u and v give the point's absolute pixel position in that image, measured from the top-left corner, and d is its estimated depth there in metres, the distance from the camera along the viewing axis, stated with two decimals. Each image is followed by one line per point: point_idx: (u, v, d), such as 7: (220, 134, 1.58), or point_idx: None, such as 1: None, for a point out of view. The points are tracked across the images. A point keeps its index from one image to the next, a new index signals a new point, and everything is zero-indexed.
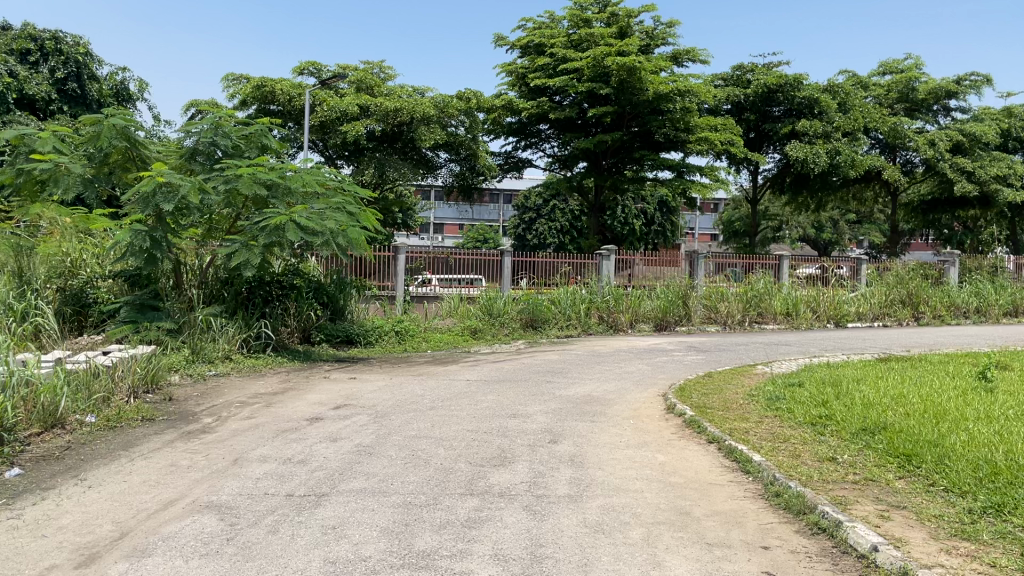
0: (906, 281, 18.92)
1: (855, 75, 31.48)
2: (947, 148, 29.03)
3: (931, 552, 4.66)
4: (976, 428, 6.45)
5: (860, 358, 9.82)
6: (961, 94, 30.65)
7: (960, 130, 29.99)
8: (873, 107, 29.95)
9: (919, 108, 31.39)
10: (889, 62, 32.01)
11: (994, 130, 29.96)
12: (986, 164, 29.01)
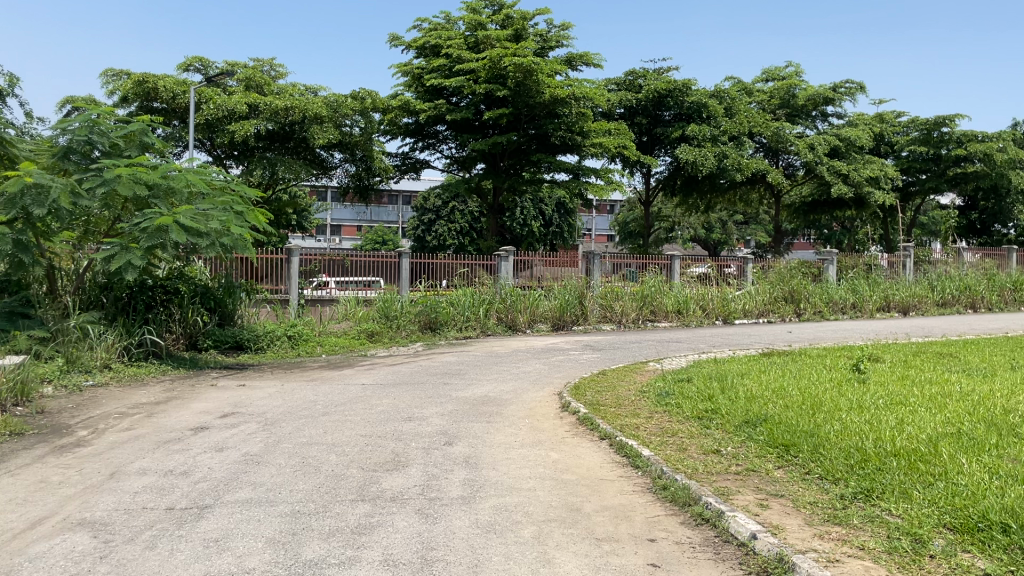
0: (787, 279, 19.84)
1: (740, 82, 32.84)
2: (825, 152, 30.57)
3: (805, 537, 4.90)
4: (849, 417, 6.80)
5: (745, 353, 10.22)
6: (837, 101, 32.38)
7: (837, 135, 31.68)
8: (757, 113, 31.23)
9: (799, 114, 32.92)
10: (771, 69, 33.48)
11: (866, 134, 31.86)
12: (861, 167, 31.02)
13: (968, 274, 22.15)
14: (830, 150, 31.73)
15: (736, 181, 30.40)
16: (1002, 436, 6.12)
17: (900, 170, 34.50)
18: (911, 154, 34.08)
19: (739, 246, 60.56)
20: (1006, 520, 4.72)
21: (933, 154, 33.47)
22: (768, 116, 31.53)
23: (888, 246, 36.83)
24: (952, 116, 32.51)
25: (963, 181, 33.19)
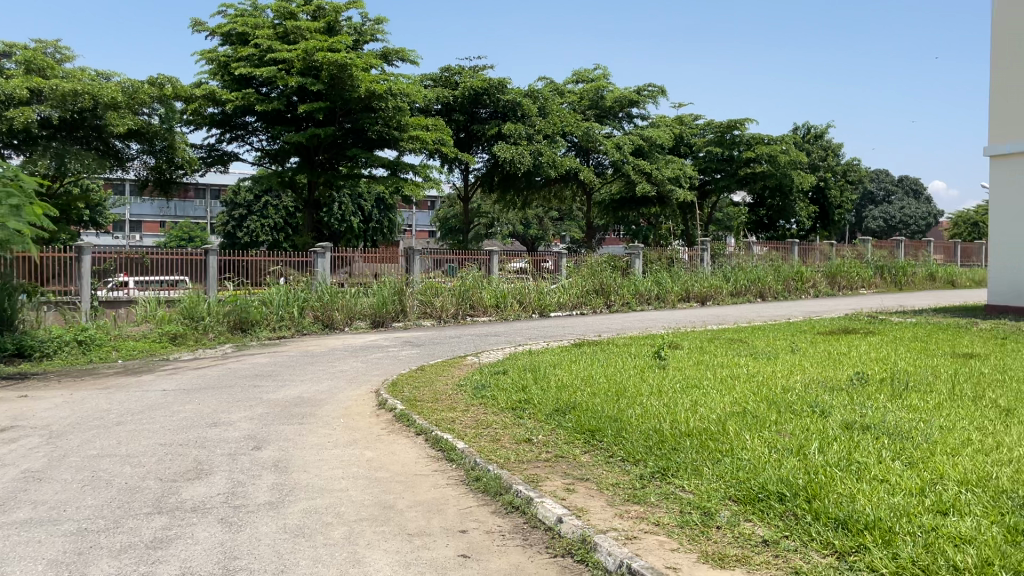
0: (599, 273, 20.71)
1: (552, 82, 33.91)
2: (630, 152, 32.42)
3: (607, 517, 5.15)
4: (649, 401, 7.22)
5: (558, 344, 10.58)
6: (642, 103, 34.31)
7: (641, 135, 33.53)
8: (569, 112, 32.38)
9: (608, 115, 34.49)
10: (581, 71, 34.86)
11: (668, 135, 33.97)
12: (662, 166, 33.12)
13: (757, 265, 24.18)
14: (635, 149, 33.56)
15: (551, 178, 31.42)
16: (780, 412, 6.73)
17: (698, 169, 37.06)
18: (707, 155, 36.67)
19: (555, 241, 62.70)
20: (781, 490, 5.19)
21: (726, 155, 36.13)
22: (578, 116, 32.78)
23: (689, 241, 39.48)
24: (742, 121, 35.35)
25: (752, 180, 36.21)
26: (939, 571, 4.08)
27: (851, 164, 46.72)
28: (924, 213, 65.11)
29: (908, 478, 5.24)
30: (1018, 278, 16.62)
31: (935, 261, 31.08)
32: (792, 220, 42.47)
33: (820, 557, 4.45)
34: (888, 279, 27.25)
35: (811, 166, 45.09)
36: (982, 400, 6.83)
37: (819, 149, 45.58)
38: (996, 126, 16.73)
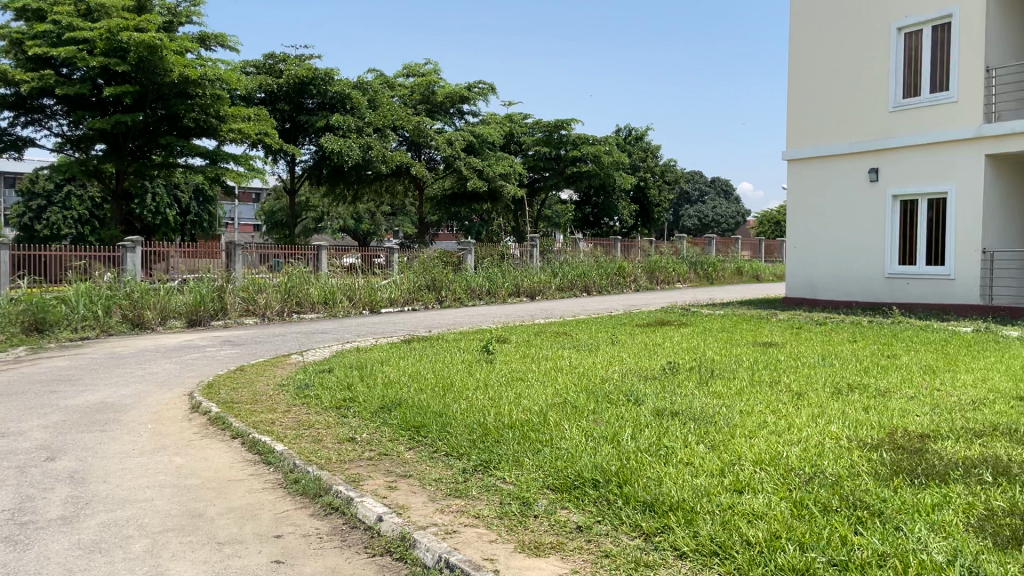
0: (430, 268, 20.74)
1: (382, 75, 33.61)
2: (462, 148, 32.71)
3: (427, 513, 5.13)
4: (474, 395, 7.28)
5: (386, 341, 10.44)
6: (472, 100, 34.71)
7: (472, 132, 33.94)
8: (399, 106, 32.22)
9: (438, 110, 34.52)
10: (411, 65, 34.72)
11: (499, 133, 34.60)
12: (493, 163, 33.30)
13: (581, 262, 25.08)
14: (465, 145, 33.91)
15: (381, 173, 31.07)
16: (598, 402, 6.98)
17: (529, 167, 37.91)
18: (536, 153, 37.59)
19: (388, 237, 62.20)
20: (595, 476, 5.40)
21: (554, 154, 37.21)
22: (409, 110, 32.64)
23: (521, 237, 40.29)
24: (569, 121, 36.54)
25: (578, 179, 37.62)
26: (733, 546, 4.38)
27: (668, 165, 49.50)
28: (732, 212, 70.06)
29: (710, 460, 5.58)
30: (811, 272, 18.22)
31: (742, 257, 33.54)
32: (615, 217, 44.39)
33: (629, 539, 4.66)
34: (702, 274, 29.08)
35: (632, 166, 47.42)
36: (777, 385, 7.42)
37: (639, 151, 47.38)
38: (796, 130, 18.24)
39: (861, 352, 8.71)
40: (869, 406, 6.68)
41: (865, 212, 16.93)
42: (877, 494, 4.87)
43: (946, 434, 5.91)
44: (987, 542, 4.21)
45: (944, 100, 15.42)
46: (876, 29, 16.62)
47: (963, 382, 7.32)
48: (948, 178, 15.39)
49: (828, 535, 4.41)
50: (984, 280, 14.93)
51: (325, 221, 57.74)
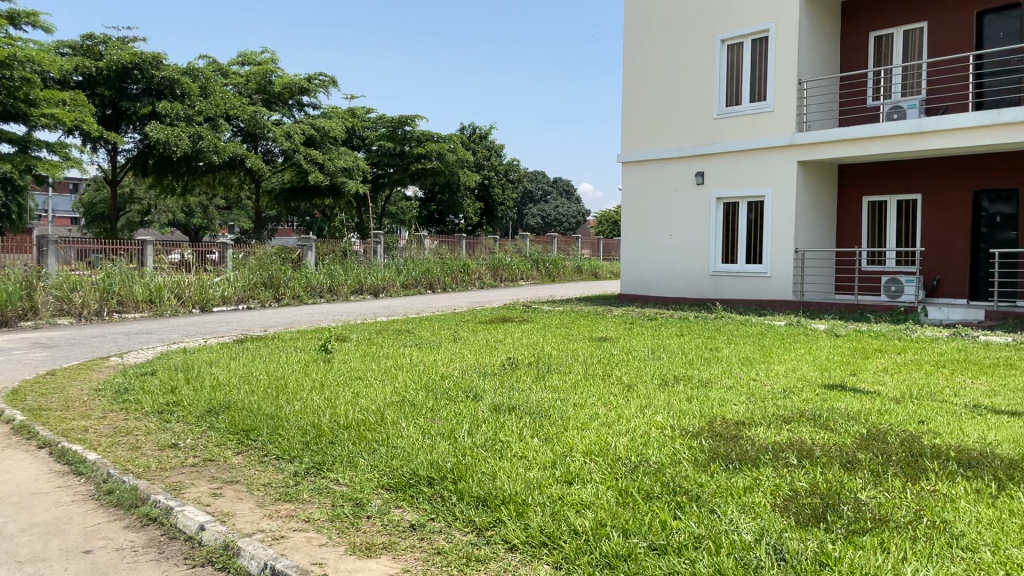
0: (266, 265, 20.03)
1: (215, 62, 32.14)
2: (300, 141, 32.02)
3: (254, 519, 4.93)
4: (309, 396, 7.08)
5: (218, 341, 9.96)
6: (311, 91, 33.97)
7: (312, 125, 33.37)
8: (235, 95, 31.00)
9: (275, 101, 33.50)
10: (247, 53, 33.47)
11: (340, 127, 34.22)
12: (335, 158, 32.94)
13: (425, 259, 25.03)
14: (305, 138, 33.16)
15: (214, 164, 29.74)
16: (436, 399, 6.98)
17: (372, 162, 37.51)
18: (379, 148, 37.41)
19: (223, 232, 59.59)
20: (430, 474, 5.38)
21: (397, 150, 36.92)
22: (244, 100, 31.41)
23: (365, 233, 39.79)
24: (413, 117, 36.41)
25: (422, 175, 37.41)
26: (561, 535, 4.49)
27: (512, 165, 50.45)
28: (574, 212, 72.25)
29: (543, 453, 5.70)
30: (644, 269, 19.04)
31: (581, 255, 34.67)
32: (460, 215, 44.68)
33: (461, 535, 4.67)
34: (544, 272, 29.77)
35: (476, 165, 48.02)
36: (610, 378, 7.70)
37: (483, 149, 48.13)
38: (633, 134, 19.02)
39: (688, 346, 9.20)
40: (693, 396, 7.06)
41: (693, 213, 17.88)
42: (696, 480, 5.14)
43: (759, 421, 6.34)
44: (790, 520, 4.54)
45: (763, 109, 16.55)
46: (703, 39, 17.59)
47: (775, 372, 7.88)
48: (767, 183, 16.52)
49: (649, 520, 4.61)
50: (797, 277, 16.15)
51: (154, 215, 54.57)
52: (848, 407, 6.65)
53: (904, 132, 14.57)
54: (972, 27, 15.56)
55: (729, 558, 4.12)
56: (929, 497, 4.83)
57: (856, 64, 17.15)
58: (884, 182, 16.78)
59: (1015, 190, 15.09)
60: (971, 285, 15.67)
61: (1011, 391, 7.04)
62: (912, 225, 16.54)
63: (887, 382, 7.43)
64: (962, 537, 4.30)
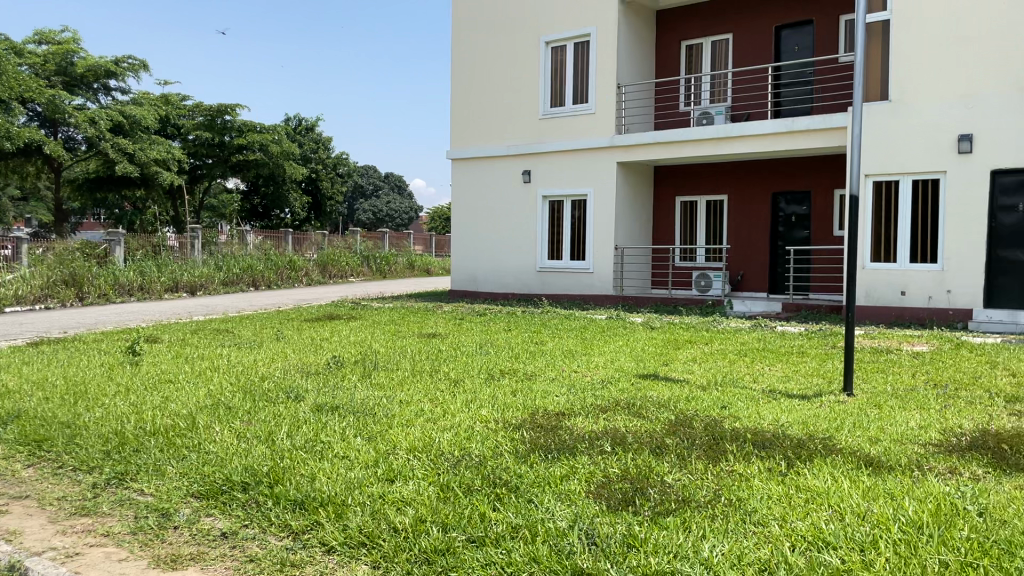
0: (68, 262, 18.53)
1: (7, 39, 29.35)
2: (107, 128, 29.83)
3: (45, 537, 4.54)
4: (113, 402, 6.61)
5: (8, 345, 9.09)
6: (120, 76, 31.79)
7: (121, 111, 31.18)
8: (31, 77, 28.46)
9: (78, 84, 31.06)
10: (45, 32, 30.83)
11: (153, 115, 32.21)
12: (146, 147, 30.94)
13: (248, 256, 24.07)
14: (112, 126, 30.95)
15: (6, 150, 27.17)
16: (255, 401, 6.71)
17: (191, 151, 35.65)
18: (197, 138, 35.70)
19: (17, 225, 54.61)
20: (244, 479, 5.16)
21: (217, 141, 35.93)
22: (42, 82, 28.89)
23: (183, 227, 37.76)
24: (232, 107, 35.55)
25: (244, 167, 37.34)
26: (379, 534, 4.44)
27: (340, 158, 49.71)
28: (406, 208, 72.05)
29: (365, 452, 5.61)
30: (473, 265, 19.22)
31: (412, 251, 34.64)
32: (287, 209, 43.38)
33: (277, 540, 4.51)
34: (374, 268, 29.43)
35: (303, 157, 47.42)
36: (437, 373, 7.72)
37: (310, 141, 48.32)
38: (465, 131, 19.14)
39: (514, 340, 9.40)
40: (517, 389, 7.20)
41: (522, 211, 18.26)
42: (515, 471, 5.25)
43: (578, 411, 6.57)
44: (603, 505, 4.73)
45: (587, 110, 17.16)
46: (530, 40, 17.98)
47: (595, 364, 8.21)
48: (592, 182, 17.15)
49: (469, 513, 4.65)
50: (617, 273, 16.90)
51: None
52: (660, 395, 7.03)
53: (713, 137, 15.57)
54: (771, 40, 16.90)
55: (544, 545, 4.24)
56: (728, 477, 5.19)
57: (672, 70, 18.13)
58: (696, 183, 17.86)
59: (808, 192, 16.49)
60: (771, 279, 17.01)
61: (801, 376, 7.72)
62: (720, 223, 17.72)
63: (695, 371, 7.93)
64: (754, 513, 4.65)
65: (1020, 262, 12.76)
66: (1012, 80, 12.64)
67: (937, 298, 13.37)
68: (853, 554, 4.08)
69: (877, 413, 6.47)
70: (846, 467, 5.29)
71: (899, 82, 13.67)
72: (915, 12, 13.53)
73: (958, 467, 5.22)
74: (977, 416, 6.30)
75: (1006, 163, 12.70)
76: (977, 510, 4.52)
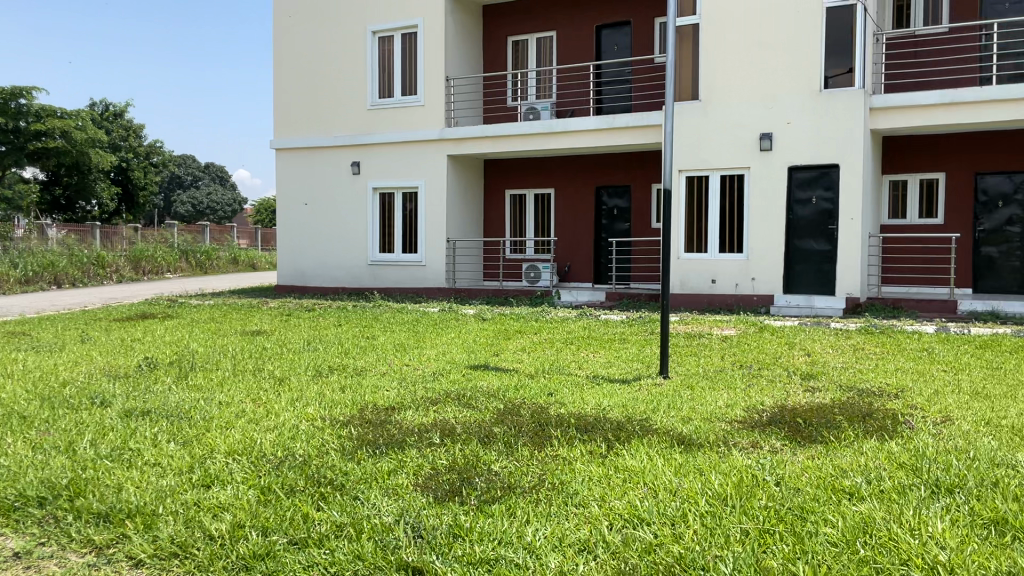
0: None
1: None
2: None
3: None
4: None
5: None
6: None
7: None
8: None
9: None
10: None
11: None
12: None
13: (49, 251, 22.19)
14: None
15: None
16: (54, 409, 6.19)
17: None
18: None
19: None
20: (40, 493, 4.74)
21: (11, 126, 32.87)
22: None
23: None
24: (28, 89, 32.73)
25: (43, 156, 34.44)
26: (194, 543, 4.21)
27: (154, 146, 46.95)
28: (230, 199, 68.88)
29: (179, 458, 5.31)
30: (301, 259, 18.61)
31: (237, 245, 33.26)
32: (94, 201, 40.39)
33: (77, 557, 4.17)
34: (195, 263, 27.94)
35: (111, 145, 44.62)
36: (261, 372, 7.44)
37: (118, 128, 45.44)
38: (290, 120, 18.50)
39: (344, 335, 9.23)
40: (346, 385, 7.08)
41: (352, 203, 17.92)
42: (340, 469, 5.15)
43: (408, 405, 6.53)
44: (429, 498, 4.73)
45: (416, 102, 17.10)
46: (358, 29, 17.66)
47: (427, 356, 8.21)
48: (423, 174, 17.10)
49: (291, 515, 4.51)
50: (448, 265, 16.99)
51: None
52: (489, 385, 7.14)
53: (540, 131, 15.95)
54: (592, 39, 17.52)
55: (369, 542, 4.18)
56: (551, 462, 5.34)
57: (499, 64, 18.40)
58: (524, 177, 18.23)
59: (629, 186, 17.25)
60: (595, 270, 17.71)
61: (623, 361, 8.08)
62: (548, 216, 18.21)
63: (524, 360, 8.11)
64: (575, 495, 4.82)
65: (812, 251, 13.95)
66: (805, 84, 13.78)
67: (742, 285, 14.42)
68: (664, 529, 4.32)
69: (690, 394, 6.89)
70: (661, 446, 5.59)
71: (709, 83, 14.55)
72: (721, 17, 14.44)
73: (759, 441, 5.64)
74: (776, 392, 6.85)
75: (801, 161, 13.84)
76: (773, 480, 4.91)
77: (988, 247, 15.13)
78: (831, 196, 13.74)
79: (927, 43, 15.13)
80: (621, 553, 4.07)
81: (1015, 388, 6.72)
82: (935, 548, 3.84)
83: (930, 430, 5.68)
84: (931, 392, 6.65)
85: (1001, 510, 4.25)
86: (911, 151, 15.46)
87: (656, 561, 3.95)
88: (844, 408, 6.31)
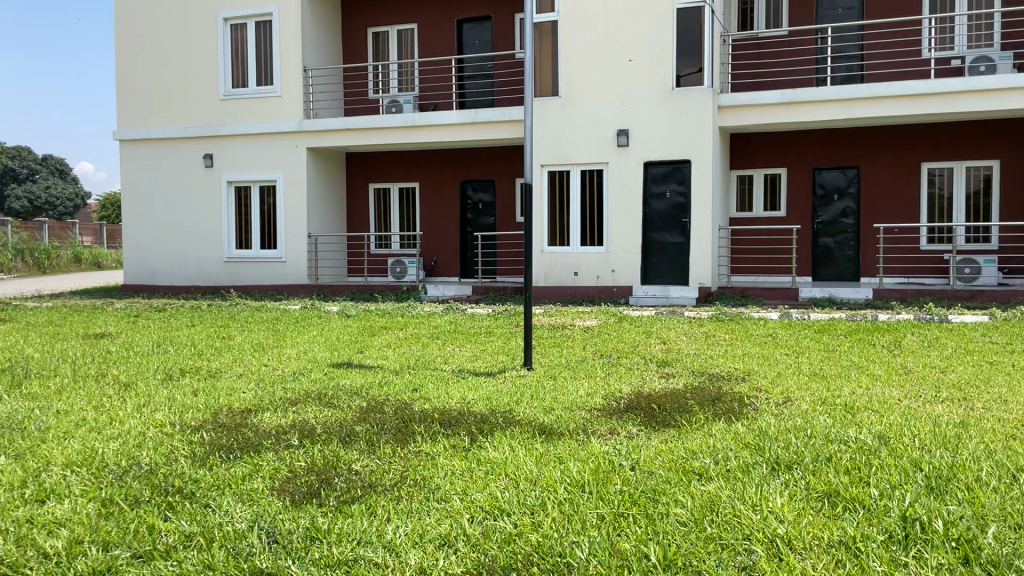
0: None
1: None
2: None
3: None
4: None
5: None
6: None
7: None
8: None
9: None
10: None
11: None
12: None
13: None
14: None
15: None
16: None
17: None
18: None
19: None
20: None
21: None
22: None
23: None
24: None
25: None
26: (26, 562, 3.91)
27: None
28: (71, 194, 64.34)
29: (9, 472, 4.92)
30: (153, 257, 17.64)
31: (80, 244, 31.16)
32: None
33: None
34: (31, 262, 25.96)
35: None
36: (104, 378, 7.00)
37: None
38: (137, 109, 17.51)
39: (198, 336, 8.82)
40: (198, 388, 6.77)
41: (207, 198, 17.16)
42: (190, 476, 4.92)
43: (265, 407, 6.32)
44: (285, 501, 4.60)
45: (272, 93, 16.62)
46: (209, 15, 16.93)
47: (287, 356, 7.97)
48: (281, 168, 16.62)
49: (135, 527, 4.27)
50: (309, 261, 16.60)
51: None
52: (352, 383, 7.01)
53: (401, 125, 15.82)
54: (454, 33, 17.51)
55: (221, 550, 4.01)
56: (413, 458, 5.30)
57: (360, 55, 18.09)
58: (390, 170, 18.02)
59: (493, 180, 17.38)
60: (461, 264, 17.75)
61: (488, 354, 8.14)
62: (413, 210, 18.08)
63: (389, 357, 8.02)
64: (437, 490, 4.81)
65: (667, 243, 14.51)
66: (657, 82, 14.31)
67: (603, 277, 14.84)
68: (524, 518, 4.38)
69: (553, 384, 7.03)
70: (522, 437, 5.66)
71: (569, 80, 14.85)
72: (578, 15, 14.77)
73: (617, 427, 5.82)
74: (633, 380, 7.08)
75: (656, 156, 14.37)
76: (628, 465, 5.08)
77: (825, 237, 16.17)
78: (684, 190, 14.33)
79: (770, 45, 16.03)
80: (480, 545, 4.10)
81: (848, 368, 7.26)
82: (774, 523, 4.07)
83: (772, 410, 6.04)
84: (774, 375, 7.08)
85: (833, 482, 4.56)
86: (759, 147, 16.35)
87: (515, 551, 4.00)
88: (695, 392, 6.60)
